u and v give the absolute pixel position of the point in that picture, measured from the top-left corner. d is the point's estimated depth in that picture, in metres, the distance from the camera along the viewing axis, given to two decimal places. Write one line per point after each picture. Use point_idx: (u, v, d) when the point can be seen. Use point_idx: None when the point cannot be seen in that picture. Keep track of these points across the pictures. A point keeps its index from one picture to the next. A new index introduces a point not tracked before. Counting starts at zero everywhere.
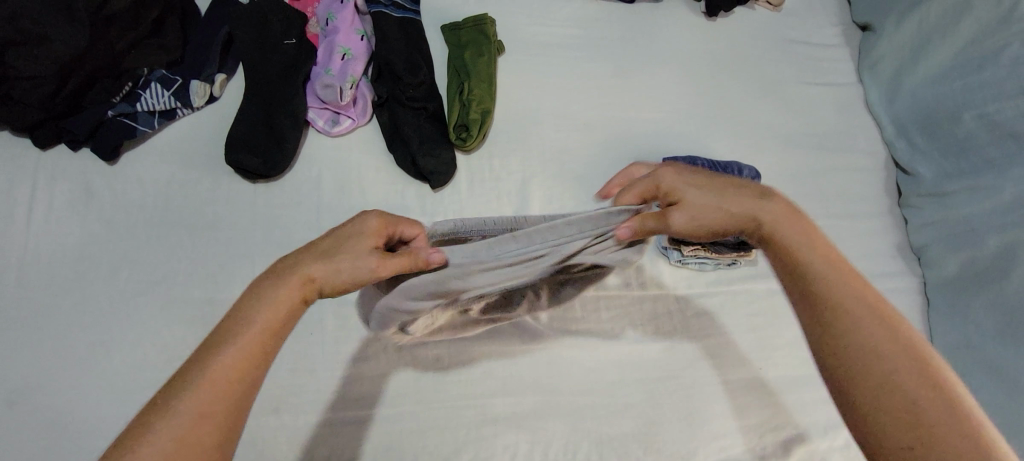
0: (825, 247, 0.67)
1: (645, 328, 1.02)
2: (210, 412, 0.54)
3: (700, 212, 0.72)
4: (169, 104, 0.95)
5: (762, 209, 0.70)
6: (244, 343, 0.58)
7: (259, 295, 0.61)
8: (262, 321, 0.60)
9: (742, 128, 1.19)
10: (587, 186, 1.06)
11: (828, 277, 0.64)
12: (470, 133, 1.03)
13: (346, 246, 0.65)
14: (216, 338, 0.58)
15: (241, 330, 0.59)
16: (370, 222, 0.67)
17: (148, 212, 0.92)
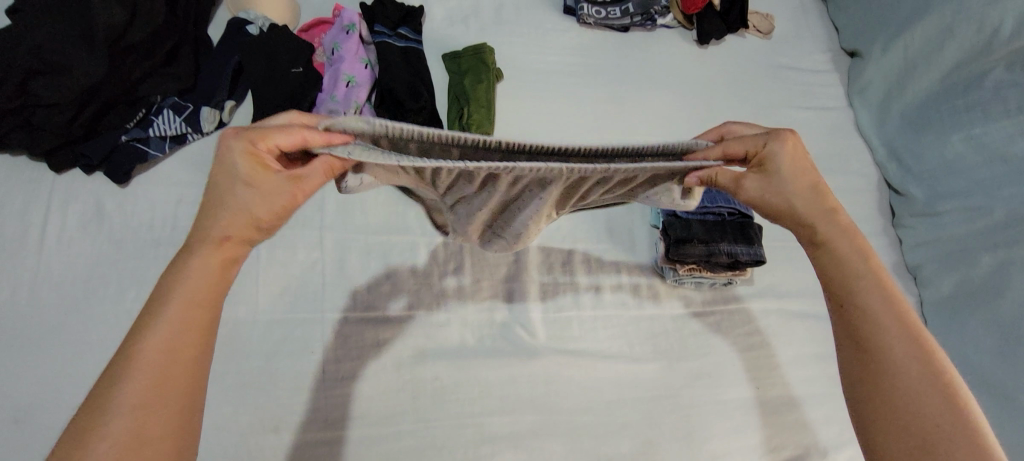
0: (873, 259, 0.63)
1: (642, 348, 1.03)
2: (141, 413, 0.47)
3: (776, 193, 0.65)
4: (180, 130, 0.99)
5: (813, 213, 0.65)
6: (170, 328, 0.50)
7: (174, 278, 0.52)
8: (185, 299, 0.51)
9: None
10: (582, 209, 1.11)
11: (862, 289, 0.61)
12: None
13: (245, 185, 0.55)
14: (137, 332, 0.50)
15: (162, 313, 0.50)
16: (235, 143, 0.55)
17: (157, 233, 0.95)
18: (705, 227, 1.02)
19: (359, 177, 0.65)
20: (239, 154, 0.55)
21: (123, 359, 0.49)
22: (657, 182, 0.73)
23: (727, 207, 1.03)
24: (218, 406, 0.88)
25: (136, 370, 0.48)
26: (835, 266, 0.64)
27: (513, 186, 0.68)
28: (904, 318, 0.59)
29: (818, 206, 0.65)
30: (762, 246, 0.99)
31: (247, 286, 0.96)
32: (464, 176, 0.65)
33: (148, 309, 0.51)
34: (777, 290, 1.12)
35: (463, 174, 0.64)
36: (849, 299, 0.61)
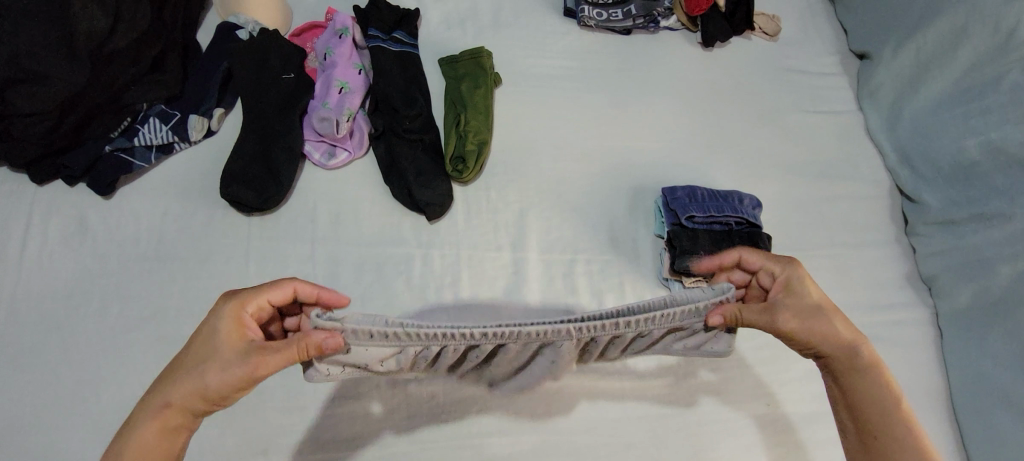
0: (875, 358, 0.71)
1: (647, 363, 0.99)
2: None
3: (796, 308, 0.73)
4: (166, 139, 0.95)
5: (827, 329, 0.71)
6: (139, 453, 0.60)
7: (148, 411, 0.61)
8: (154, 431, 0.61)
9: (742, 157, 1.18)
10: (584, 219, 1.07)
11: (867, 390, 0.70)
12: (466, 165, 1.03)
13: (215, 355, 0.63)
14: (115, 453, 0.60)
15: (137, 437, 0.60)
16: (229, 309, 0.65)
17: (142, 246, 0.91)
18: (712, 238, 0.99)
19: (333, 352, 0.68)
20: (230, 316, 0.65)
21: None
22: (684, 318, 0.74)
23: (734, 217, 1.01)
24: (206, 427, 0.85)
25: (120, 454, 0.59)
26: (847, 379, 0.71)
27: (518, 350, 0.77)
28: (897, 402, 0.69)
29: (820, 313, 0.72)
30: None
31: None
32: (464, 350, 0.75)
33: (125, 433, 0.61)
34: None
35: (461, 349, 0.74)
36: (857, 407, 0.70)
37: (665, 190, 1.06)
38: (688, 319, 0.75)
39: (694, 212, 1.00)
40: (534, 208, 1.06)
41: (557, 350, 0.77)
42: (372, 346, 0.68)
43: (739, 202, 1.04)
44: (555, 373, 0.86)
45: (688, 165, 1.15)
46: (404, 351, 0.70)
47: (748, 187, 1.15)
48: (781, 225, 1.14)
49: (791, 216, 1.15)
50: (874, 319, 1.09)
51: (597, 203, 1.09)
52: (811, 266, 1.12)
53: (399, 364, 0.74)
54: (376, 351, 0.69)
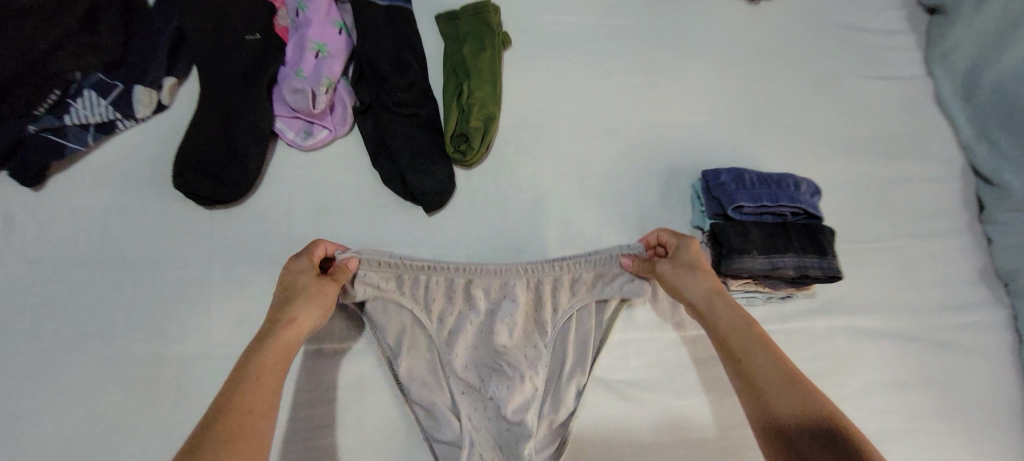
0: (768, 339, 0.69)
1: (683, 378, 0.86)
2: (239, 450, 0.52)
3: (686, 275, 0.76)
4: (107, 116, 0.79)
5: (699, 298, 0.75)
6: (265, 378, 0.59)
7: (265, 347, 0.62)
8: (275, 360, 0.62)
9: (793, 132, 1.00)
10: (609, 207, 0.91)
11: (755, 360, 0.67)
12: (470, 145, 0.86)
13: (304, 295, 0.68)
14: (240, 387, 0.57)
15: (257, 368, 0.60)
16: (304, 262, 0.71)
17: (82, 248, 0.76)
18: (766, 233, 0.82)
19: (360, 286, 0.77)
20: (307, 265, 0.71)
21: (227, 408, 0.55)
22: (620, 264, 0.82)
23: (791, 207, 0.84)
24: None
25: (240, 386, 0.57)
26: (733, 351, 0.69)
27: (494, 297, 0.82)
28: (787, 374, 0.64)
29: (709, 295, 0.74)
30: (837, 258, 0.80)
31: (192, 311, 0.77)
32: (455, 283, 0.82)
33: (245, 368, 0.59)
34: (841, 304, 0.93)
35: (445, 282, 0.81)
36: (750, 381, 0.66)
37: (705, 173, 0.89)
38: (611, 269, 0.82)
39: (743, 202, 0.84)
40: (550, 196, 0.90)
41: (534, 287, 0.83)
42: (377, 277, 0.77)
43: (795, 187, 0.87)
44: (526, 377, 0.80)
45: (730, 142, 0.98)
46: (403, 280, 0.79)
47: (799, 168, 0.98)
48: (836, 214, 0.98)
49: (848, 203, 0.99)
50: (943, 322, 0.95)
51: (625, 188, 0.92)
52: (871, 261, 0.96)
53: (406, 295, 0.79)
54: (380, 282, 0.78)
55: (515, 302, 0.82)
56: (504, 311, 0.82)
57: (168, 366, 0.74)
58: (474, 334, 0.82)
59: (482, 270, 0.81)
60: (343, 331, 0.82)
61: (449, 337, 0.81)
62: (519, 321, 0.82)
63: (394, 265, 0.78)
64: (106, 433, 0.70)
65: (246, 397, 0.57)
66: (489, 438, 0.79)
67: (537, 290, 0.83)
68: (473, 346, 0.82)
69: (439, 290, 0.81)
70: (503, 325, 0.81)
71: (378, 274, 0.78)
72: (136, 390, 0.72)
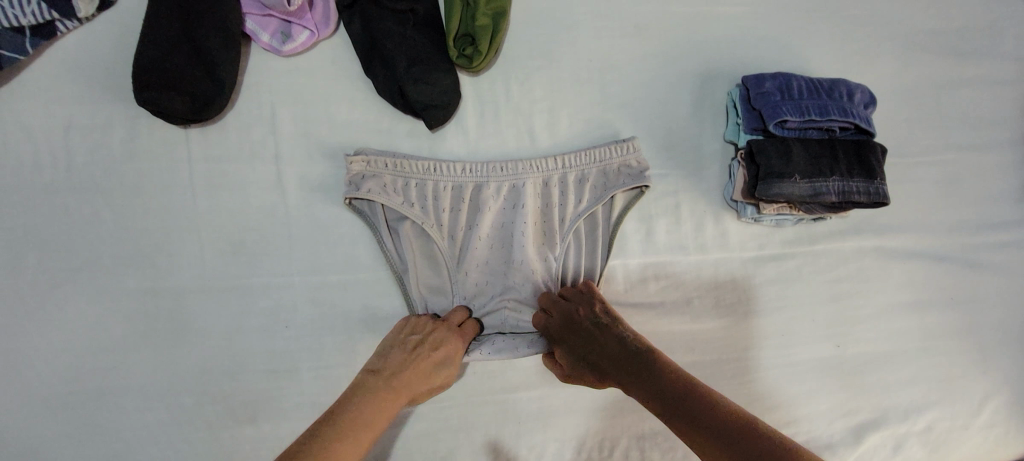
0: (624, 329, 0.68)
1: (701, 302, 0.82)
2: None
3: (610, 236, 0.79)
4: (43, 17, 0.66)
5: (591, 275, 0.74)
6: (359, 442, 0.53)
7: (374, 397, 0.58)
8: (379, 418, 0.56)
9: (850, 26, 0.86)
10: (632, 119, 0.81)
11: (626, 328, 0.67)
12: (477, 49, 0.73)
13: (432, 359, 0.65)
14: (350, 413, 0.55)
15: (356, 428, 0.53)
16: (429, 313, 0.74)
17: (47, 175, 0.68)
18: (809, 153, 0.74)
19: (365, 182, 0.71)
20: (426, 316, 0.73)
21: (329, 448, 0.50)
22: (616, 172, 0.78)
23: (842, 121, 0.74)
24: (173, 394, 0.70)
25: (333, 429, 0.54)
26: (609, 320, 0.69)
27: (504, 203, 0.76)
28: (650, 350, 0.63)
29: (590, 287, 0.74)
30: (886, 182, 0.73)
31: (179, 243, 0.71)
32: (466, 189, 0.75)
33: (351, 406, 0.56)
34: (876, 223, 0.87)
35: (453, 191, 0.75)
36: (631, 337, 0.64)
37: (746, 78, 0.78)
38: (600, 175, 0.78)
39: (789, 116, 0.73)
40: (567, 108, 0.80)
41: (543, 194, 0.77)
42: (387, 179, 0.73)
43: (847, 96, 0.76)
44: (540, 291, 0.77)
45: (775, 39, 0.84)
46: (411, 188, 0.73)
47: (852, 70, 0.86)
48: (888, 123, 0.87)
49: (902, 110, 0.87)
50: (982, 240, 0.88)
51: (651, 98, 0.82)
52: (918, 176, 0.87)
53: (415, 204, 0.73)
54: (389, 186, 0.73)
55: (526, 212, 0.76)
56: (514, 220, 0.76)
57: (163, 300, 0.70)
58: (486, 250, 0.77)
59: (493, 173, 0.75)
60: (344, 260, 0.74)
61: (460, 251, 0.76)
62: (532, 233, 0.77)
63: (402, 169, 0.73)
64: (114, 367, 0.69)
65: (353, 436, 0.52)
66: None
67: (544, 197, 0.77)
68: (484, 260, 0.77)
69: (446, 198, 0.75)
70: (515, 238, 0.76)
71: (382, 176, 0.72)
72: (137, 325, 0.70)
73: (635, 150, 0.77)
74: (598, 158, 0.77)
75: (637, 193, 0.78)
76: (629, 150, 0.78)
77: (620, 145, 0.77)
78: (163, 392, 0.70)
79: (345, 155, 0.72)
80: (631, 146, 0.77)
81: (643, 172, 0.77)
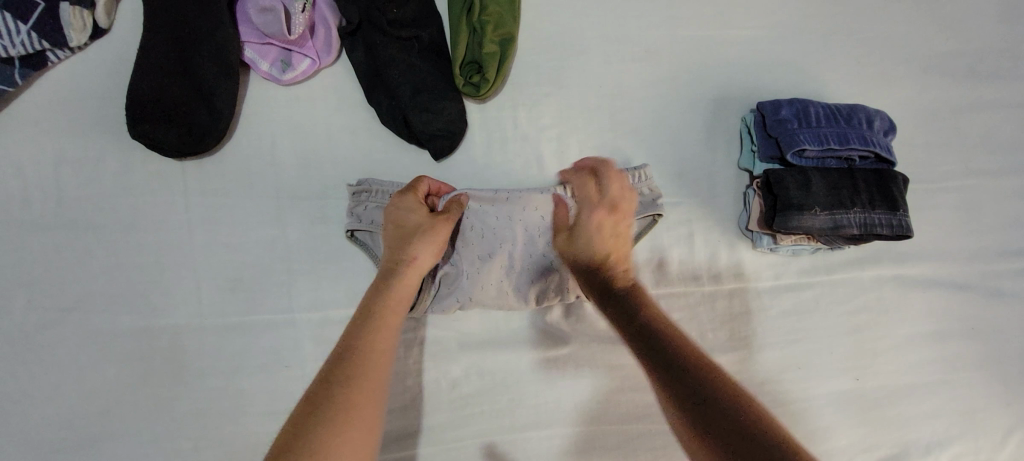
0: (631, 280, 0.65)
1: (717, 334, 0.79)
2: (357, 409, 0.50)
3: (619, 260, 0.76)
4: (33, 47, 0.63)
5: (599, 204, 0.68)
6: (379, 350, 0.55)
7: (381, 293, 0.59)
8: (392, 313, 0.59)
9: (866, 49, 0.84)
10: (644, 146, 0.79)
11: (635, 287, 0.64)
12: (484, 76, 0.71)
13: (418, 235, 0.63)
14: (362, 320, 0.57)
15: (373, 335, 0.56)
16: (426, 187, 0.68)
17: (36, 211, 0.66)
18: (828, 183, 0.71)
19: (367, 212, 0.68)
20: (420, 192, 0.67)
21: (349, 364, 0.53)
22: None
23: (862, 150, 0.72)
24: (165, 439, 0.66)
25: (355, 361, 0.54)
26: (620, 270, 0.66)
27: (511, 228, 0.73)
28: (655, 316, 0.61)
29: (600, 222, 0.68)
30: (909, 214, 0.71)
31: (175, 279, 0.68)
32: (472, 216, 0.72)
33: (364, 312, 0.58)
34: (894, 251, 0.84)
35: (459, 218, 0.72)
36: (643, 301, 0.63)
37: (761, 105, 0.75)
38: None
39: (807, 145, 0.71)
40: (577, 134, 0.77)
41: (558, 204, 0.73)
42: None
43: (867, 124, 0.74)
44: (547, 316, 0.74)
45: (789, 63, 0.82)
46: None
47: (869, 94, 0.83)
48: (906, 148, 0.84)
49: (921, 135, 0.85)
50: (1004, 267, 0.85)
51: (663, 123, 0.79)
52: (937, 202, 0.85)
53: None
54: None
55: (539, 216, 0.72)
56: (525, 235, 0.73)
57: (157, 340, 0.67)
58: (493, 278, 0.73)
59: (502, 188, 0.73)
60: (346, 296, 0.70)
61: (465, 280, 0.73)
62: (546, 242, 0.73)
63: None
64: (103, 411, 0.66)
65: (370, 347, 0.55)
66: (510, 382, 0.75)
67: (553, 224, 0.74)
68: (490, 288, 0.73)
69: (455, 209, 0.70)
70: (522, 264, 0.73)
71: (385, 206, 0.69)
72: (128, 367, 0.66)
73: (647, 178, 0.75)
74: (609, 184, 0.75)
75: (650, 221, 0.75)
76: (641, 178, 0.75)
77: (632, 173, 0.75)
78: (154, 438, 0.66)
79: (348, 186, 0.69)
80: (642, 173, 0.75)
81: (656, 200, 0.74)
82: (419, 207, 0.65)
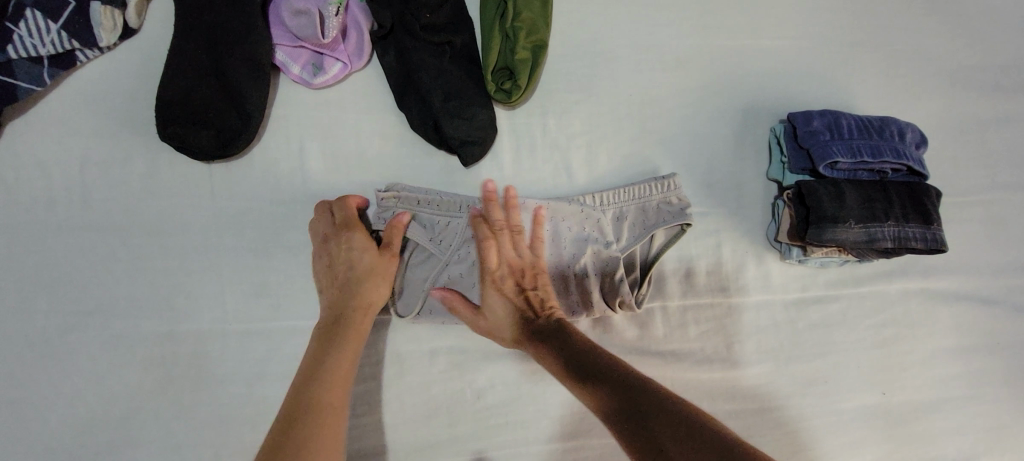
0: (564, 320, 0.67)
1: (744, 346, 0.78)
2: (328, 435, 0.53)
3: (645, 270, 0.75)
4: (63, 47, 0.62)
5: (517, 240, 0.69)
6: (337, 379, 0.57)
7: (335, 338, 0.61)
8: (349, 350, 0.61)
9: (894, 62, 0.84)
10: (672, 155, 0.78)
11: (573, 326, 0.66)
12: (515, 83, 0.70)
13: (366, 278, 0.64)
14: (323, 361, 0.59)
15: (329, 377, 0.57)
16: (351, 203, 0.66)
17: (61, 211, 0.64)
18: (861, 196, 0.71)
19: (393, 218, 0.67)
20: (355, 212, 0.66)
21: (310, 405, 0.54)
22: (657, 209, 0.73)
23: (895, 163, 0.72)
24: (186, 448, 0.65)
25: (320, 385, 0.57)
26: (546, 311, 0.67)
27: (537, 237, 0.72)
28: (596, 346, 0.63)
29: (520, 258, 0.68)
30: (943, 228, 0.70)
31: (200, 284, 0.66)
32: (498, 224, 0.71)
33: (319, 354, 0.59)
34: (920, 265, 0.84)
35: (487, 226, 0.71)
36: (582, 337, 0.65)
37: (793, 116, 0.75)
38: (640, 212, 0.74)
39: (840, 157, 0.70)
40: (606, 142, 0.76)
41: (584, 214, 0.73)
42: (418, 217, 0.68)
43: (899, 136, 0.73)
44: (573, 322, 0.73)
45: (819, 75, 0.82)
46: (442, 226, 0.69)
47: (898, 106, 0.83)
48: (934, 161, 0.84)
49: (948, 148, 0.84)
50: None
51: (692, 133, 0.79)
52: (964, 216, 0.84)
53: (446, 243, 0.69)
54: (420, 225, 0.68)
55: (565, 225, 0.73)
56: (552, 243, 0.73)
57: (181, 345, 0.66)
58: None
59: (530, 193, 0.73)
60: None
61: None
62: (572, 252, 0.73)
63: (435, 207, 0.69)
64: (124, 418, 0.64)
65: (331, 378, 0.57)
66: (537, 392, 0.74)
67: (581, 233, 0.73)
68: None
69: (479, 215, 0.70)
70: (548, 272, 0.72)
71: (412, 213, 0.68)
72: (150, 373, 0.65)
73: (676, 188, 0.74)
74: (638, 195, 0.74)
75: (679, 231, 0.73)
76: (670, 187, 0.74)
77: (660, 182, 0.74)
78: (176, 446, 0.64)
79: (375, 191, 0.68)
80: (671, 183, 0.74)
81: (685, 209, 0.72)
82: (369, 247, 0.65)
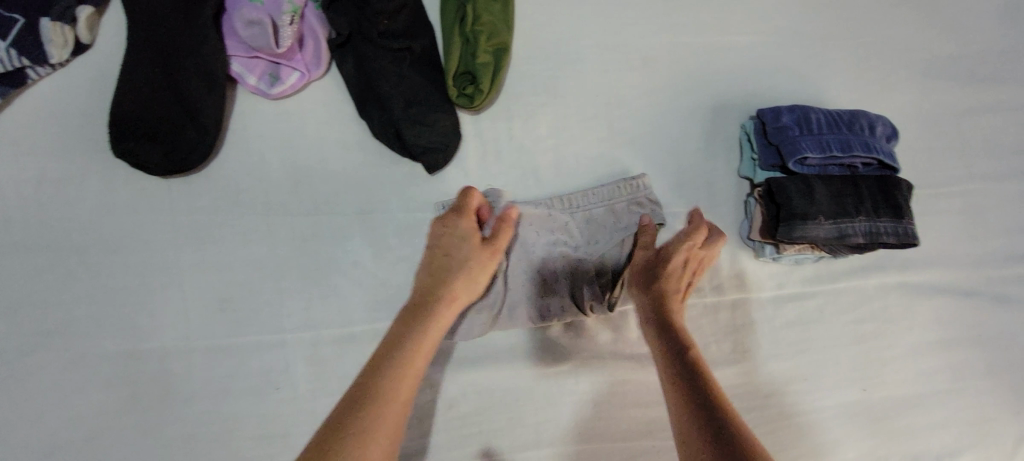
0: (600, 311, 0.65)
1: (720, 347, 0.77)
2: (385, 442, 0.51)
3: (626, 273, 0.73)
4: (11, 64, 0.61)
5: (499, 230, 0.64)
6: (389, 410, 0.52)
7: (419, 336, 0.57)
8: (430, 341, 0.58)
9: (865, 54, 0.83)
10: (642, 155, 0.77)
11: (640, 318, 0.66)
12: (477, 88, 0.69)
13: (460, 270, 0.61)
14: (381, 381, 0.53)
15: (402, 372, 0.55)
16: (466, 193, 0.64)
17: (18, 232, 0.63)
18: (832, 192, 0.70)
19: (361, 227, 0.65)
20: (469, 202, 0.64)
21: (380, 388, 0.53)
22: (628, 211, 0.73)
23: (864, 157, 0.71)
24: None
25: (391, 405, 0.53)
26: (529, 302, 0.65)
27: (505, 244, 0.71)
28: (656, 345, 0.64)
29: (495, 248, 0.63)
30: (914, 221, 0.69)
31: (161, 301, 0.65)
32: None
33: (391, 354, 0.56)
34: (898, 258, 0.83)
35: None
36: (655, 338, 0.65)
37: (761, 112, 0.74)
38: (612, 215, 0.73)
39: (809, 153, 0.69)
40: (574, 144, 0.75)
41: (554, 217, 0.73)
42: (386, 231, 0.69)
43: (869, 130, 0.72)
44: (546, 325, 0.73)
45: (788, 70, 0.81)
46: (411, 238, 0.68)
47: (870, 99, 0.82)
48: (909, 153, 0.83)
49: (923, 139, 0.83)
50: (1010, 273, 0.84)
51: (662, 132, 0.78)
52: (941, 208, 0.83)
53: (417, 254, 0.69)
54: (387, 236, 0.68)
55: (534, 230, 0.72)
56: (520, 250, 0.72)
57: (143, 364, 0.64)
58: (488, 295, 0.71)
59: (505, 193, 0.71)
60: (341, 314, 0.68)
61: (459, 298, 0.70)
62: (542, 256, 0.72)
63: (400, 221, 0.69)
64: (84, 441, 0.62)
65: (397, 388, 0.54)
66: (509, 400, 0.73)
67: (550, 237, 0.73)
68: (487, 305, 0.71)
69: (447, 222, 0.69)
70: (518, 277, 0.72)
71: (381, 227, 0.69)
72: (111, 394, 0.63)
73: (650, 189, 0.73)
74: (608, 197, 0.73)
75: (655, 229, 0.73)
76: (639, 187, 0.73)
77: (629, 183, 0.73)
78: None
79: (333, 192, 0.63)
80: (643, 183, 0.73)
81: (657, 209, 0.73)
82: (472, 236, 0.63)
